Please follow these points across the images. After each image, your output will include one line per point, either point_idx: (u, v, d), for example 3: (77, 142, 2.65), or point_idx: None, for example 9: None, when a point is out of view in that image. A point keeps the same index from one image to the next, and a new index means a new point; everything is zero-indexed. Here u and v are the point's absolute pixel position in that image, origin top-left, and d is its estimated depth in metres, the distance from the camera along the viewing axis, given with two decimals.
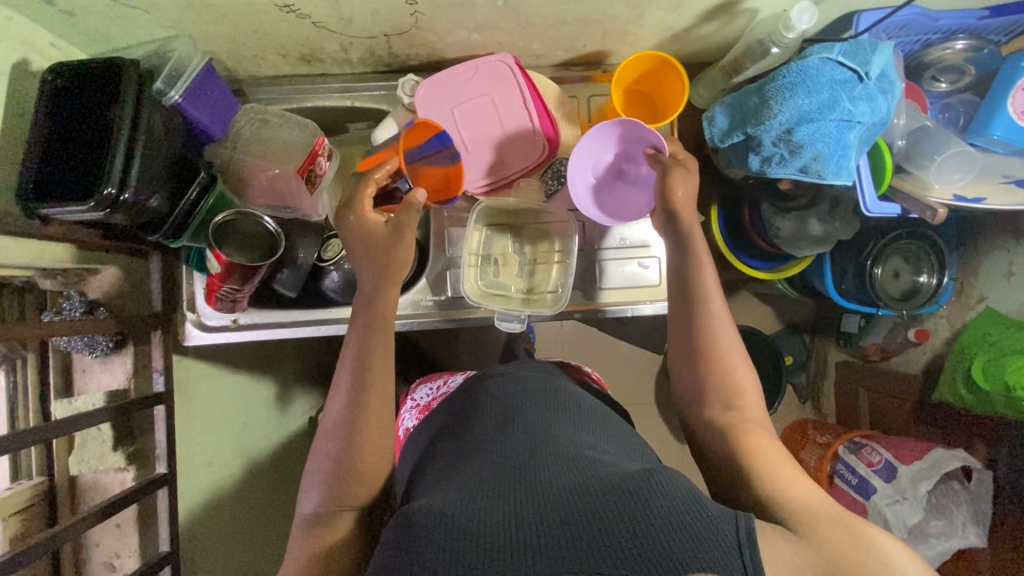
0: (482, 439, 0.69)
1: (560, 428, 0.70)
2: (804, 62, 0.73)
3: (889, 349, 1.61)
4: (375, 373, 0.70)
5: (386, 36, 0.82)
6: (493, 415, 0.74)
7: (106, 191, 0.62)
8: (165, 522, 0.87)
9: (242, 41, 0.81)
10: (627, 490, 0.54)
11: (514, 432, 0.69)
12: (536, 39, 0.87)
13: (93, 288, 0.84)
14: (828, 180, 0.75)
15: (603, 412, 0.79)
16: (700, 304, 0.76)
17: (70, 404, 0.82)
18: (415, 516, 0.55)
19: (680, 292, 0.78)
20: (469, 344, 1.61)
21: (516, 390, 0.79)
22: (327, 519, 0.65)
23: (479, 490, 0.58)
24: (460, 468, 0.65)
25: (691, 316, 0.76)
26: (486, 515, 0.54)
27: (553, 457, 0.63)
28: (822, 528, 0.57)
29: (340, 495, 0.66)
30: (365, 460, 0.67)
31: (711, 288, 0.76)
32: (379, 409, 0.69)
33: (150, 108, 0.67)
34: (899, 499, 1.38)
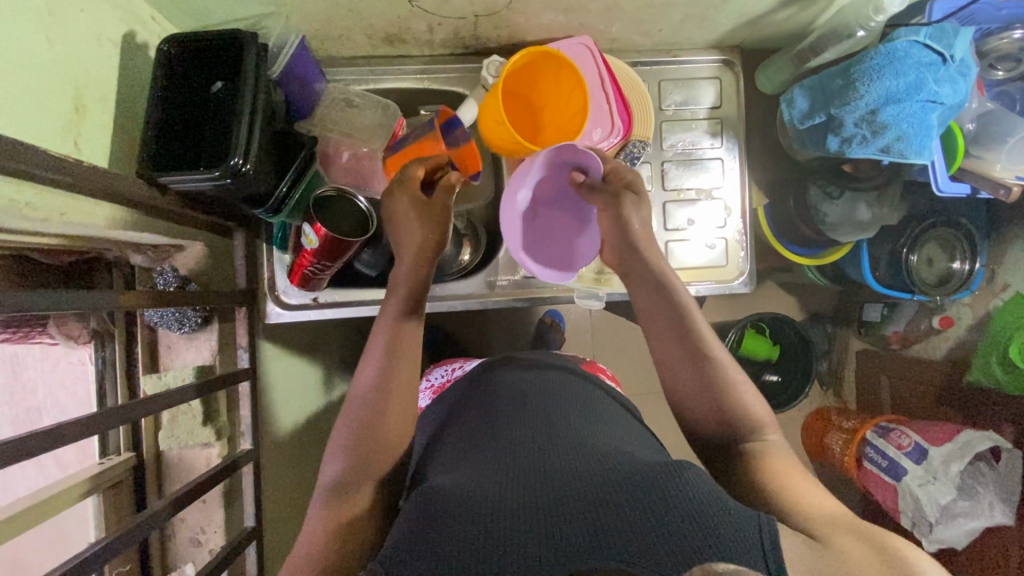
0: (503, 434, 0.70)
1: (585, 427, 0.72)
2: (892, 45, 0.75)
3: (911, 336, 1.67)
4: (405, 361, 0.72)
5: (475, 17, 0.84)
6: (510, 414, 0.74)
7: (232, 161, 0.62)
8: (250, 498, 0.87)
9: (333, 19, 0.82)
10: (645, 485, 0.55)
11: (536, 428, 0.70)
12: (616, 23, 0.89)
13: (182, 263, 0.83)
14: (908, 160, 0.79)
15: (621, 416, 0.80)
16: (691, 344, 0.75)
17: (159, 379, 0.82)
18: (436, 503, 0.56)
19: (669, 333, 0.76)
20: (504, 330, 1.63)
21: (535, 387, 0.80)
22: (345, 491, 0.66)
23: (498, 484, 0.59)
24: (480, 460, 0.66)
25: (682, 363, 0.75)
26: (503, 507, 0.55)
27: (574, 454, 0.64)
28: (838, 536, 0.55)
29: (356, 467, 0.67)
30: (383, 434, 0.68)
31: (700, 325, 0.76)
32: (403, 396, 0.71)
33: (264, 80, 0.67)
34: (930, 479, 1.43)
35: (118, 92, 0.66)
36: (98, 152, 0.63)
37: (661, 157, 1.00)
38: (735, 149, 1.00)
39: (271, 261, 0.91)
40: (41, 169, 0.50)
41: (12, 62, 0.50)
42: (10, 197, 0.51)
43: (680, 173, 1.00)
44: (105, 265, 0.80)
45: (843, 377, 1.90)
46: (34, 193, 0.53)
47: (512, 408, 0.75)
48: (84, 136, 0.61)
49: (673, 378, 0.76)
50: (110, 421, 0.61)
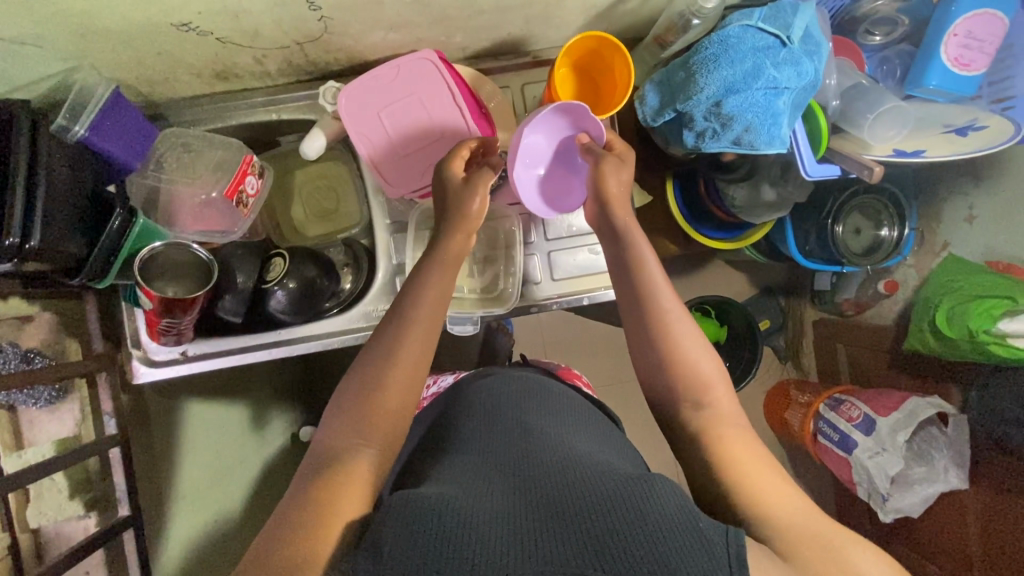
0: (474, 443, 0.69)
1: (557, 430, 0.70)
2: (724, 32, 0.71)
3: (862, 302, 1.62)
4: (415, 334, 0.68)
5: (298, 44, 0.79)
6: (489, 423, 0.72)
7: (8, 241, 0.59)
8: (135, 563, 0.85)
9: (148, 64, 0.77)
10: (621, 492, 0.54)
11: (508, 434, 0.68)
12: (457, 32, 0.84)
13: (26, 337, 0.79)
14: (762, 151, 0.74)
15: (588, 414, 0.79)
16: (661, 327, 0.73)
17: (19, 458, 0.77)
18: (411, 498, 0.54)
19: (640, 313, 0.75)
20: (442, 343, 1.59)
21: (517, 396, 0.77)
22: (329, 463, 0.61)
23: (474, 488, 0.58)
24: (454, 468, 0.64)
25: (649, 340, 0.74)
26: (476, 507, 0.53)
27: (547, 456, 0.62)
28: (804, 552, 0.57)
29: (352, 441, 0.62)
30: (383, 409, 0.64)
31: (672, 311, 0.74)
32: (400, 394, 0.66)
33: (48, 148, 0.64)
34: (879, 450, 1.39)
35: None
36: None
37: None
38: None
39: (131, 317, 0.88)
40: None
41: None
42: None
43: None
44: None
45: (802, 349, 1.86)
46: None
47: (484, 415, 0.74)
48: None
49: (641, 358, 0.75)
50: None
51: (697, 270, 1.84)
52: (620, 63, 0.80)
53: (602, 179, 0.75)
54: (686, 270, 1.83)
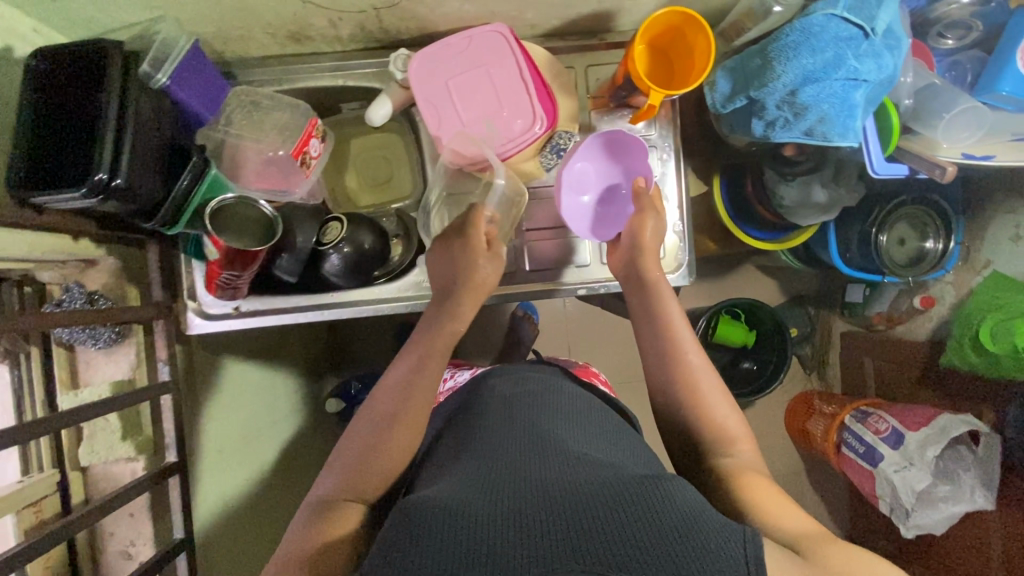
0: (488, 440, 0.69)
1: (567, 433, 0.70)
2: (808, 20, 0.70)
3: (894, 317, 1.60)
4: (421, 388, 0.74)
5: (375, 10, 0.80)
6: (500, 425, 0.72)
7: (96, 176, 0.60)
8: (179, 510, 0.87)
9: (228, 20, 0.79)
10: (633, 490, 0.54)
11: (522, 433, 0.68)
12: (529, 8, 0.85)
13: (92, 279, 0.83)
14: (834, 143, 0.74)
15: (600, 414, 0.79)
16: (678, 360, 0.78)
17: (75, 397, 0.83)
18: (423, 505, 0.54)
19: (660, 348, 0.80)
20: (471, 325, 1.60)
21: (532, 399, 0.77)
22: (333, 507, 0.66)
23: (487, 487, 0.57)
24: (467, 468, 0.64)
25: (667, 367, 0.79)
26: (488, 508, 0.53)
27: (558, 457, 0.63)
28: (825, 551, 0.56)
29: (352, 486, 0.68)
30: (384, 455, 0.70)
31: (690, 349, 0.79)
32: (411, 427, 0.71)
33: (137, 92, 0.65)
34: (907, 465, 1.36)
35: None
36: None
37: None
38: (670, 136, 0.95)
39: (189, 273, 0.91)
40: None
41: None
42: None
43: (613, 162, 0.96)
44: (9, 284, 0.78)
45: (828, 360, 1.83)
46: None
47: (498, 415, 0.74)
48: None
49: (658, 386, 0.80)
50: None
51: (728, 273, 1.82)
52: (701, 44, 0.80)
53: (644, 225, 0.84)
54: (717, 273, 1.82)
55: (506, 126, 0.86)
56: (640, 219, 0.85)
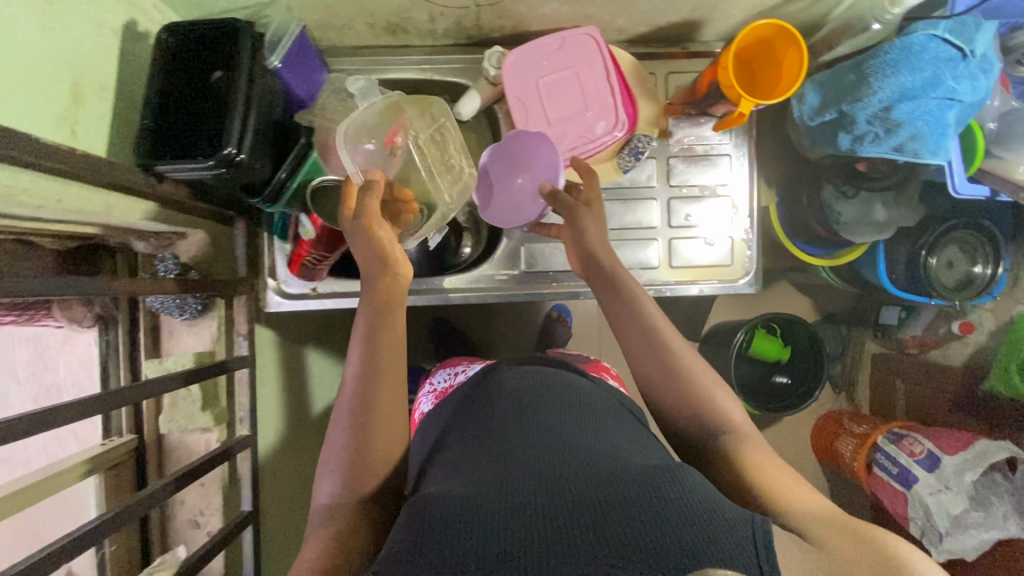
0: (482, 436, 0.64)
1: (567, 423, 0.64)
2: (908, 39, 0.72)
3: (928, 341, 1.57)
4: (387, 374, 0.67)
5: (477, 6, 0.82)
6: (494, 414, 0.67)
7: (226, 150, 0.64)
8: (247, 483, 0.89)
9: (334, 9, 0.81)
10: (633, 491, 0.51)
11: (515, 423, 0.64)
12: (623, 14, 0.87)
13: (183, 251, 0.85)
14: (923, 159, 0.77)
15: (609, 403, 0.72)
16: (659, 351, 0.72)
17: (160, 364, 0.84)
18: (430, 515, 0.51)
19: (639, 341, 0.73)
20: (505, 320, 1.53)
21: (521, 382, 0.71)
22: (341, 511, 0.63)
23: (493, 486, 0.54)
24: (470, 462, 0.60)
25: (648, 360, 0.72)
26: (495, 512, 0.50)
27: (557, 450, 0.58)
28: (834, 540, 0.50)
29: (354, 487, 0.64)
30: (375, 453, 0.65)
31: (669, 335, 0.73)
32: (392, 418, 0.67)
33: (260, 72, 0.68)
34: (941, 488, 1.28)
35: (118, 80, 0.67)
36: (95, 139, 0.64)
37: (667, 152, 0.97)
38: (744, 145, 0.97)
39: (272, 250, 0.90)
40: (28, 155, 0.50)
41: (10, 56, 0.52)
42: (7, 183, 0.51)
43: (686, 169, 0.97)
44: (109, 251, 0.82)
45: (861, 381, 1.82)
46: (33, 180, 0.54)
47: (499, 405, 0.68)
48: (83, 125, 0.62)
49: (642, 380, 0.74)
50: (120, 401, 0.62)
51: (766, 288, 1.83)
52: (790, 56, 0.80)
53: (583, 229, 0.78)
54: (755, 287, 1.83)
55: (589, 126, 0.88)
56: (573, 216, 0.79)
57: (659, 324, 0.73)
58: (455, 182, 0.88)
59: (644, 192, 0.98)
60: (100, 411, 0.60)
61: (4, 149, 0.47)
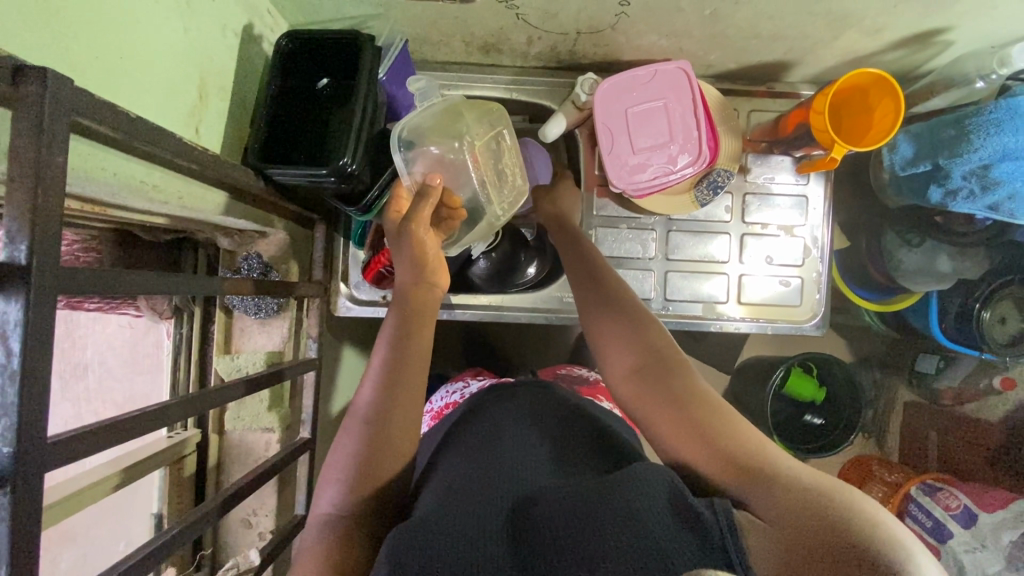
0: (470, 458, 0.60)
1: (553, 448, 0.61)
2: (1014, 100, 0.72)
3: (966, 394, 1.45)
4: (406, 392, 0.61)
5: (577, 34, 0.83)
6: (478, 429, 0.67)
7: (341, 162, 0.65)
8: (304, 486, 0.88)
9: (437, 26, 0.82)
10: (609, 489, 0.49)
11: (501, 448, 0.60)
12: (717, 51, 0.88)
13: (263, 250, 0.86)
14: (1017, 220, 0.76)
15: (602, 429, 0.68)
16: (635, 324, 0.68)
17: (232, 362, 0.84)
18: (411, 526, 0.49)
19: (605, 315, 0.70)
20: (542, 338, 1.49)
21: (507, 405, 0.70)
22: (347, 524, 0.55)
23: (470, 497, 0.52)
24: (453, 472, 0.59)
25: (620, 334, 0.68)
26: (469, 533, 0.47)
27: (544, 472, 0.56)
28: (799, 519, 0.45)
29: (361, 499, 0.56)
30: (383, 464, 0.59)
31: (644, 312, 0.70)
32: (404, 433, 0.60)
33: (373, 84, 0.69)
34: (977, 546, 1.19)
35: (233, 82, 0.68)
36: (212, 139, 0.64)
37: (744, 188, 0.97)
38: (821, 187, 0.97)
39: (346, 253, 0.92)
40: (167, 153, 0.51)
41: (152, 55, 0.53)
42: (141, 178, 0.52)
43: (761, 207, 0.97)
44: (192, 245, 0.82)
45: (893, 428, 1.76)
46: (162, 176, 0.55)
47: (481, 433, 0.65)
48: (206, 124, 0.63)
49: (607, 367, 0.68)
50: (222, 398, 0.62)
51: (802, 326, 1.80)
52: (886, 106, 0.80)
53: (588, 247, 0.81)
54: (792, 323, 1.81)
55: (673, 159, 0.88)
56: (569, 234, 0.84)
57: (625, 299, 0.71)
58: (506, 193, 0.84)
59: (717, 226, 0.98)
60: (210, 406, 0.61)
61: (150, 146, 0.48)
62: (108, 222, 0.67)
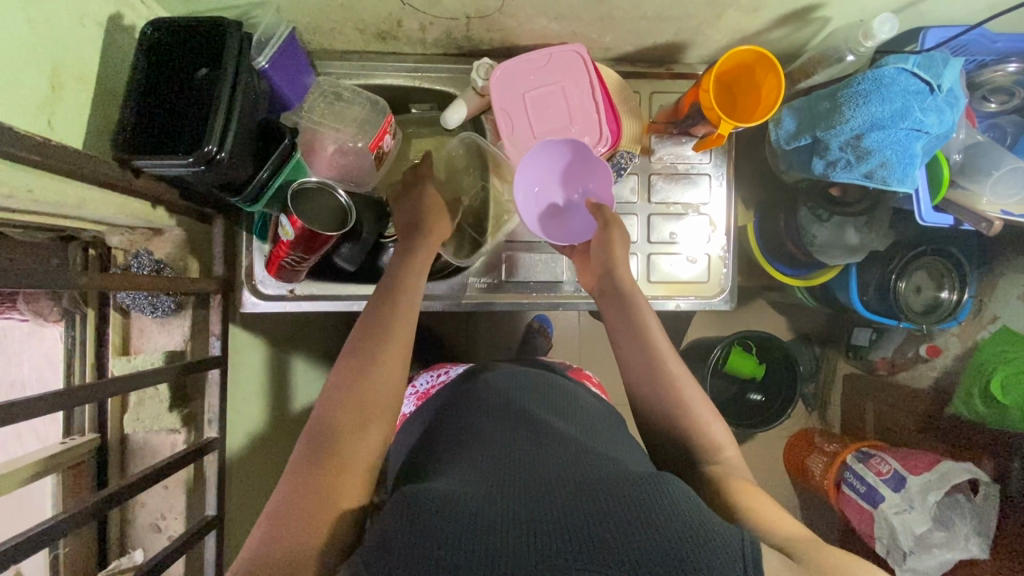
0: (490, 434, 0.64)
1: (565, 428, 0.65)
2: (879, 71, 0.75)
3: (897, 364, 1.45)
4: (394, 341, 0.67)
5: (467, 18, 0.83)
6: (484, 408, 0.70)
7: (206, 148, 0.64)
8: (214, 487, 0.87)
9: (325, 13, 0.81)
10: (631, 487, 0.52)
11: (520, 426, 0.64)
12: (610, 33, 0.89)
13: (158, 248, 0.84)
14: (892, 187, 0.78)
15: (609, 422, 0.73)
16: (669, 395, 0.73)
17: (128, 363, 0.82)
18: (416, 494, 0.51)
19: (641, 370, 0.75)
20: (483, 329, 1.49)
21: (511, 383, 0.75)
22: (330, 450, 0.59)
23: (484, 479, 0.54)
24: (458, 457, 0.61)
25: (651, 391, 0.73)
26: (490, 494, 0.51)
27: (563, 449, 0.59)
28: (810, 551, 0.54)
29: (358, 440, 0.60)
30: (375, 406, 0.63)
31: (687, 381, 0.73)
32: (394, 377, 0.65)
33: (245, 71, 0.68)
34: (907, 508, 1.20)
35: (98, 74, 0.66)
36: (72, 132, 0.63)
37: (649, 169, 0.99)
38: (723, 165, 1.00)
39: (249, 248, 0.90)
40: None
41: None
42: None
43: (668, 187, 1.00)
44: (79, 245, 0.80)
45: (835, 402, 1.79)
46: (2, 169, 0.53)
47: (493, 406, 0.69)
48: (61, 115, 0.61)
49: (631, 374, 0.76)
50: (86, 397, 0.61)
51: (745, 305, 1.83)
52: (769, 82, 0.82)
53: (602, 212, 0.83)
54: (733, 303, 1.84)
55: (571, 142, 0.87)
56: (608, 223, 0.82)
57: (668, 365, 0.74)
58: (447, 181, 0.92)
59: (627, 207, 0.99)
60: (72, 405, 0.59)
61: None
62: None
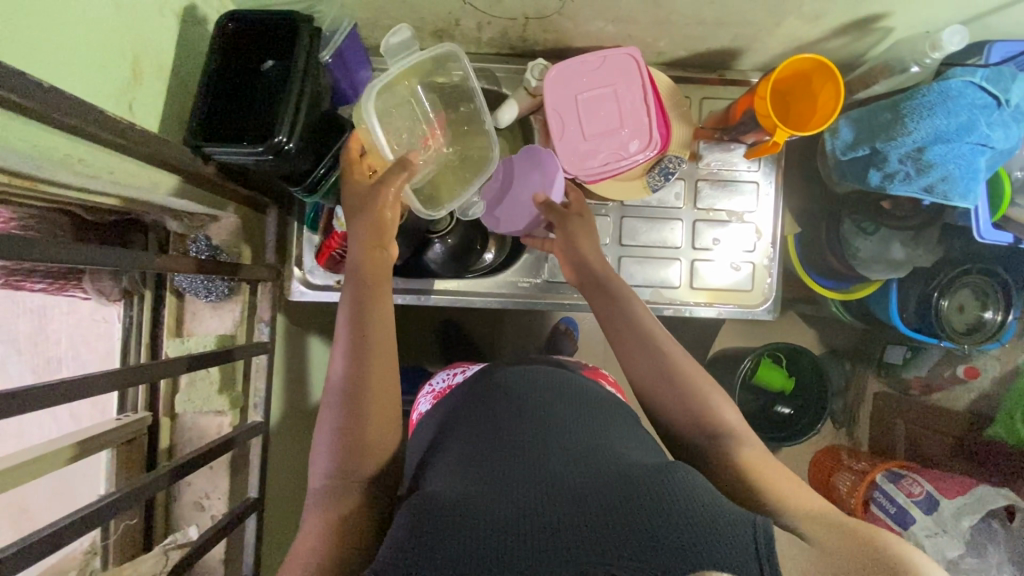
0: (498, 433, 0.63)
1: (572, 424, 0.63)
2: (946, 84, 0.74)
3: (931, 384, 1.40)
4: (378, 344, 0.65)
5: (525, 19, 0.84)
6: (492, 405, 0.69)
7: (276, 138, 0.65)
8: (256, 469, 0.89)
9: (386, 10, 0.83)
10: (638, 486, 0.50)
11: (528, 424, 0.63)
12: (665, 37, 0.89)
13: (215, 233, 0.86)
14: (953, 202, 0.77)
15: (623, 414, 0.71)
16: (675, 384, 0.70)
17: (183, 344, 0.85)
18: (427, 502, 0.52)
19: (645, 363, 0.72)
20: (513, 329, 1.50)
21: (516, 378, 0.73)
22: (342, 488, 0.60)
23: (491, 483, 0.54)
24: (469, 458, 0.60)
25: (658, 381, 0.71)
26: (495, 501, 0.51)
27: (572, 450, 0.58)
28: (825, 535, 0.52)
29: (360, 462, 0.61)
30: (372, 429, 0.62)
31: (692, 369, 0.71)
32: (388, 375, 0.65)
33: (314, 64, 0.70)
34: (938, 531, 1.16)
35: (174, 63, 0.69)
36: (149, 117, 0.65)
37: (696, 174, 0.99)
38: (772, 173, 0.99)
39: (300, 238, 0.92)
40: (91, 125, 0.51)
41: (82, 33, 0.53)
42: (65, 152, 0.53)
43: (714, 194, 0.99)
44: (141, 228, 0.83)
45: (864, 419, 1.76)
46: (88, 150, 0.56)
47: (500, 403, 0.68)
48: (140, 101, 0.63)
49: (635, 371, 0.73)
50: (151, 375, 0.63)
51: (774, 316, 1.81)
52: (828, 91, 0.81)
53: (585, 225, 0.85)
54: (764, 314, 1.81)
55: (620, 144, 0.87)
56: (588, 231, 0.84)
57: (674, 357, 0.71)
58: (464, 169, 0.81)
59: (671, 212, 0.99)
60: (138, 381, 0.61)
61: (70, 116, 0.48)
62: (49, 201, 0.66)
